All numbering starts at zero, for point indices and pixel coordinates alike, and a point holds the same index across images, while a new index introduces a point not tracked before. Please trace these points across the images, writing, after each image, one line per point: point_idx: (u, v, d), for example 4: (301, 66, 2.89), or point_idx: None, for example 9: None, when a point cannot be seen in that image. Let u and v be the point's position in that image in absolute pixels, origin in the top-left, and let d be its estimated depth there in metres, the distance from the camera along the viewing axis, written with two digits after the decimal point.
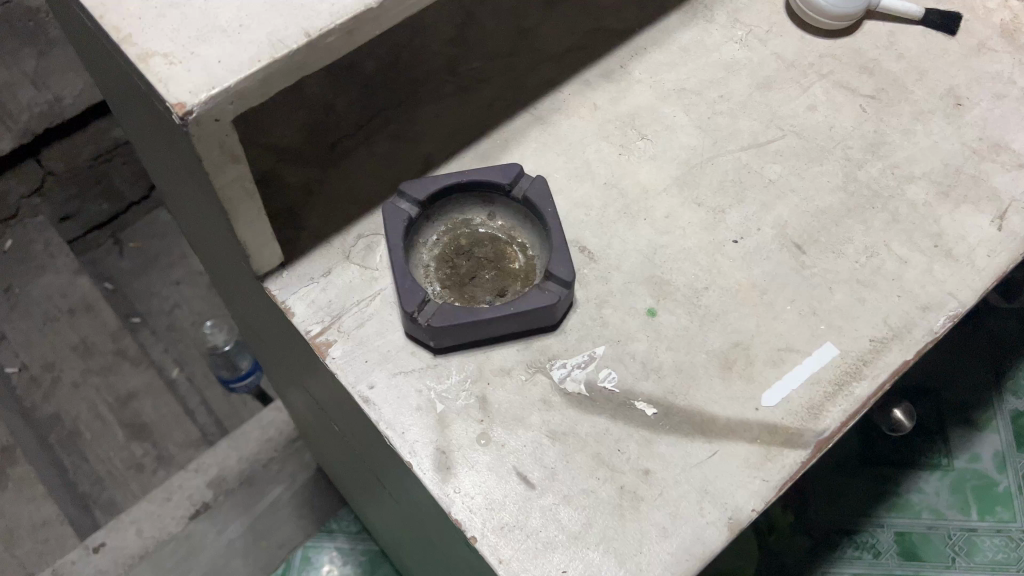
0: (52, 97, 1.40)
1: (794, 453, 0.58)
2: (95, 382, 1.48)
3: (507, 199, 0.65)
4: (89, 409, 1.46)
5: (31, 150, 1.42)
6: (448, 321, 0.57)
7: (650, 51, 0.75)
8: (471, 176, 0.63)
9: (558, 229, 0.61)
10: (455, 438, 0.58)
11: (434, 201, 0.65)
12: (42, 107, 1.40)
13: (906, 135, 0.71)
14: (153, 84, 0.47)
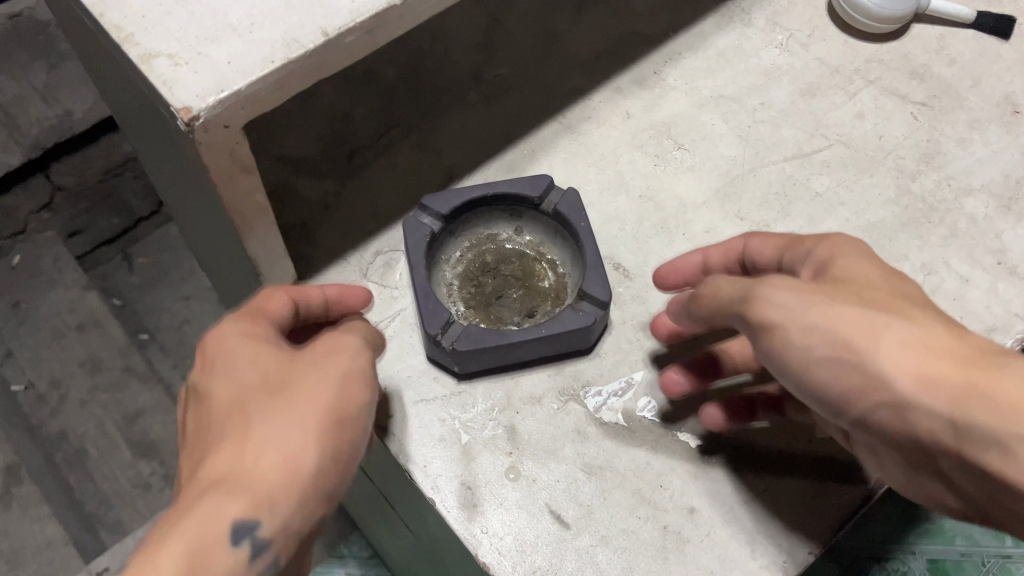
0: (62, 110, 1.12)
1: (853, 490, 0.53)
2: (102, 399, 1.12)
3: (536, 212, 0.61)
4: (96, 426, 1.10)
5: (37, 164, 1.15)
6: (475, 346, 0.52)
7: (685, 56, 0.71)
8: (497, 188, 0.58)
9: (592, 249, 0.56)
10: (482, 472, 0.53)
11: (458, 216, 0.60)
12: (51, 121, 1.12)
13: (962, 145, 0.66)
14: (156, 87, 0.43)
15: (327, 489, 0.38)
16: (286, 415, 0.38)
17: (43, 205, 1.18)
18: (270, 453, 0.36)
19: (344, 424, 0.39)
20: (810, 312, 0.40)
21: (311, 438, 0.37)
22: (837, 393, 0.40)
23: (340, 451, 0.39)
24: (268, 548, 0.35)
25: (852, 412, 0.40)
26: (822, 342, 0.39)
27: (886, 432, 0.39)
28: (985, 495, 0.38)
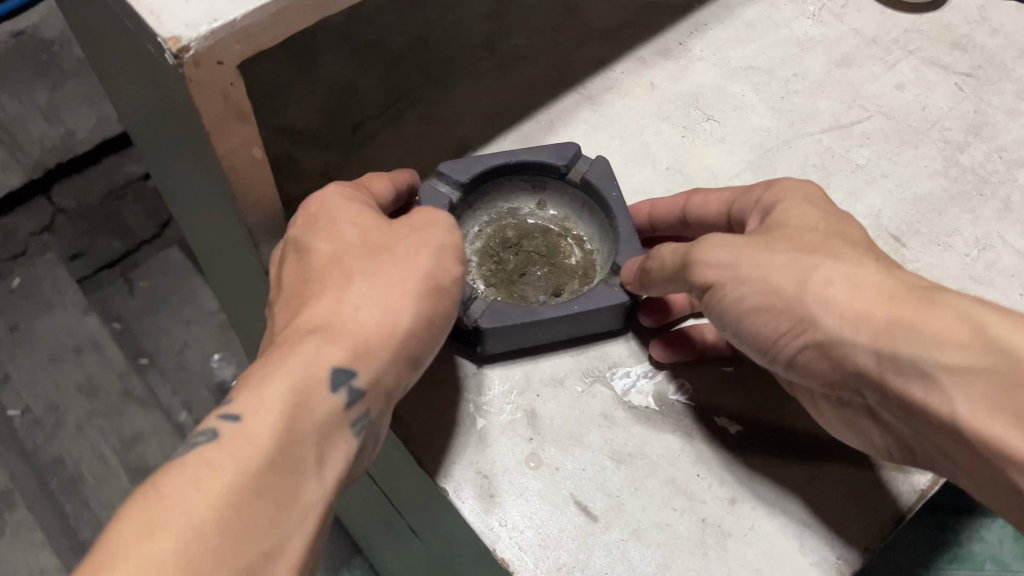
0: (65, 131, 1.08)
1: (911, 478, 0.48)
2: (100, 424, 1.04)
3: (562, 183, 0.56)
4: (92, 451, 1.02)
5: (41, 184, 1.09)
6: (503, 322, 0.48)
7: (711, 26, 0.67)
8: (521, 155, 0.54)
9: (626, 222, 0.51)
10: (499, 460, 0.48)
11: (477, 186, 0.55)
12: (54, 142, 1.07)
13: (1012, 115, 0.62)
14: (142, 17, 0.38)
15: (423, 350, 0.41)
16: (386, 280, 0.40)
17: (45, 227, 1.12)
18: (366, 306, 0.39)
19: (443, 291, 0.42)
20: (744, 260, 0.42)
21: (409, 300, 0.40)
22: (772, 334, 0.42)
23: (437, 316, 0.41)
24: (370, 396, 0.39)
25: (785, 355, 0.42)
26: (755, 287, 0.42)
27: (816, 371, 0.41)
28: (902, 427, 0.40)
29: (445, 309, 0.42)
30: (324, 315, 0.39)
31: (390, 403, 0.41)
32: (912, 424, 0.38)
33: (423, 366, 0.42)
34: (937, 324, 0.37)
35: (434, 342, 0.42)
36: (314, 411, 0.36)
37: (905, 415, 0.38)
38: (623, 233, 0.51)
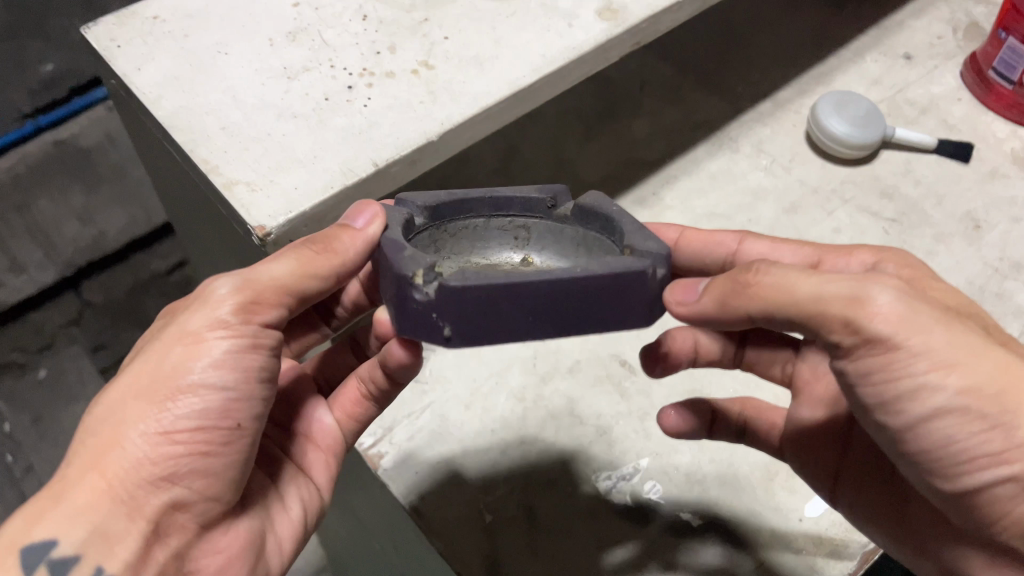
0: (98, 232, 1.05)
1: (841, 565, 0.58)
2: None
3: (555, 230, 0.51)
4: None
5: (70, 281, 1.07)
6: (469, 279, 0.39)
7: (680, 178, 0.80)
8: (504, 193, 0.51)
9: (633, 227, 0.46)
10: (504, 549, 0.58)
11: (449, 223, 0.51)
12: (87, 242, 1.05)
13: (930, 255, 0.74)
14: (236, 208, 0.52)
15: (177, 460, 0.42)
16: (120, 407, 0.42)
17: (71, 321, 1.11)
18: (94, 436, 0.41)
19: (183, 396, 0.42)
20: (934, 343, 0.38)
21: (138, 419, 0.41)
22: (974, 449, 0.38)
23: (179, 425, 0.42)
24: (110, 549, 0.40)
25: (966, 473, 0.39)
26: (966, 390, 0.38)
27: (993, 500, 0.40)
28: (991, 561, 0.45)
29: (191, 409, 0.42)
30: (58, 475, 0.41)
31: (160, 526, 0.42)
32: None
33: (190, 477, 0.42)
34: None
35: (199, 453, 0.42)
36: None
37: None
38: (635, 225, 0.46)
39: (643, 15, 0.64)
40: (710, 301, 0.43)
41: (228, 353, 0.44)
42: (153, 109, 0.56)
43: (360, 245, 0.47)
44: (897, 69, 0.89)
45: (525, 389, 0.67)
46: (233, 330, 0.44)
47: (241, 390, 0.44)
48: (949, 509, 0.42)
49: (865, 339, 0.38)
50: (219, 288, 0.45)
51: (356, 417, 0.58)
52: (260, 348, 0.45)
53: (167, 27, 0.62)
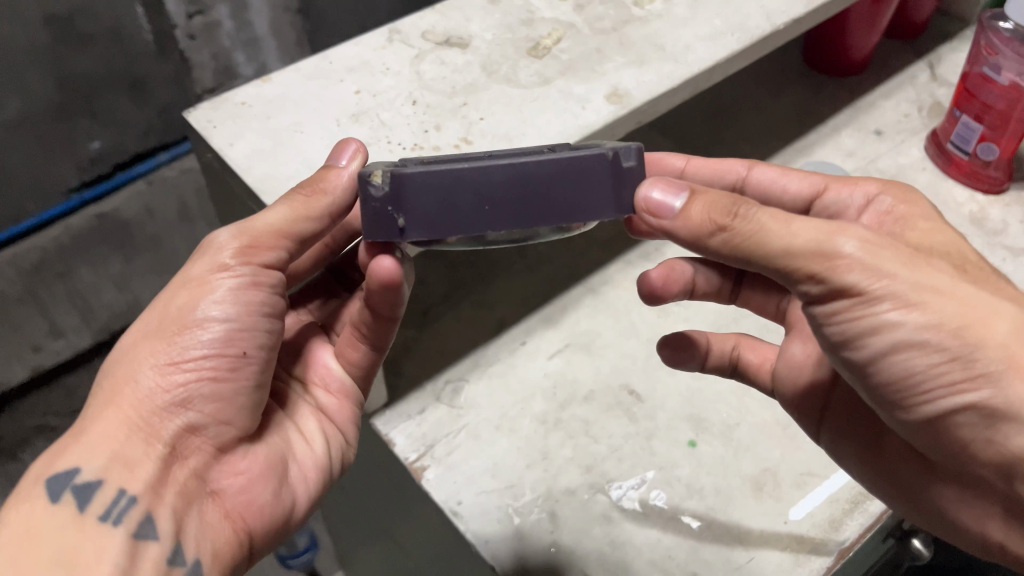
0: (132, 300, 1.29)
1: (820, 559, 0.67)
2: None
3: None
4: None
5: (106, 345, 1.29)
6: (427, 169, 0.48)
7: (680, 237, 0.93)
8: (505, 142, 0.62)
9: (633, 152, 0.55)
10: (532, 544, 0.68)
11: None
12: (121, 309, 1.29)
13: None
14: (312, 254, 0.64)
15: (187, 386, 0.53)
16: (137, 346, 0.53)
17: None
18: (114, 373, 0.53)
19: (190, 331, 0.53)
20: (898, 284, 0.46)
21: (151, 355, 0.52)
22: (935, 378, 0.47)
23: (188, 355, 0.53)
24: (129, 470, 0.50)
25: (929, 402, 0.49)
26: (924, 327, 0.46)
27: (953, 425, 0.49)
28: (964, 491, 0.55)
29: (197, 340, 0.53)
30: (89, 406, 0.52)
31: (178, 447, 0.52)
32: (999, 487, 0.51)
33: (202, 403, 0.53)
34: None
35: (205, 379, 0.53)
36: (62, 513, 0.48)
37: (1001, 486, 0.51)
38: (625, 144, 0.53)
39: (644, 100, 0.77)
40: (687, 223, 0.49)
41: (228, 292, 0.55)
42: (244, 176, 0.69)
43: (348, 182, 0.59)
44: (869, 143, 1.02)
45: (547, 413, 0.78)
46: (232, 271, 0.55)
47: (241, 323, 0.55)
48: (919, 437, 0.52)
49: (833, 286, 0.46)
50: (221, 239, 0.56)
51: (355, 361, 0.66)
52: (258, 285, 0.56)
53: (253, 111, 0.75)
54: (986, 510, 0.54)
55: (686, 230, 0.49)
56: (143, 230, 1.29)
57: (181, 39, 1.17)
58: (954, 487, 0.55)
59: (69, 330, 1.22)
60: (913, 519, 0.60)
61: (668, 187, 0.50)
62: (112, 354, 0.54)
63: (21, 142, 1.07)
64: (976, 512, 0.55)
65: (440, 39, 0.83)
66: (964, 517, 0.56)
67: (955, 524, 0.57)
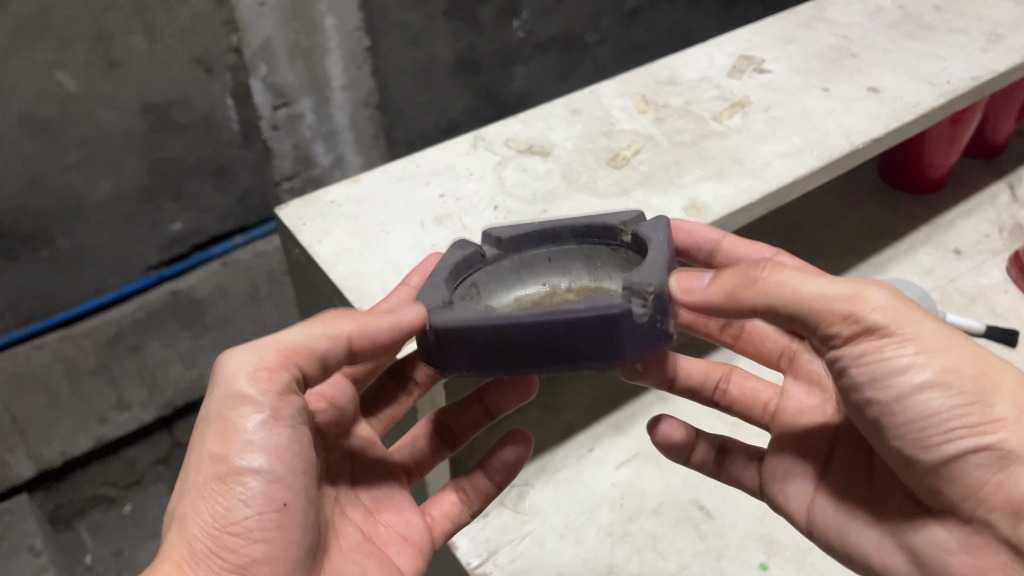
0: (196, 375, 1.35)
1: None
2: None
3: (489, 266, 0.66)
4: None
5: (165, 421, 1.40)
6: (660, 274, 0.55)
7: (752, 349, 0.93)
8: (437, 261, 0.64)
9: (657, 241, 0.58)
10: None
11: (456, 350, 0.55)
12: (184, 384, 1.35)
13: None
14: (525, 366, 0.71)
15: (240, 548, 0.49)
16: (182, 508, 0.49)
17: (160, 458, 1.42)
18: (169, 535, 0.49)
19: (228, 486, 0.49)
20: (923, 332, 0.48)
21: (194, 515, 0.48)
22: (951, 420, 0.47)
23: (233, 513, 0.49)
24: None
25: (946, 442, 0.47)
26: (944, 369, 0.47)
27: (964, 469, 0.47)
28: (966, 535, 0.49)
29: (238, 497, 0.49)
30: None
31: None
32: (1005, 533, 0.47)
33: (258, 563, 0.49)
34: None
35: (255, 538, 0.49)
36: None
37: (1004, 533, 0.47)
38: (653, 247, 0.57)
39: (723, 214, 0.77)
40: (716, 292, 0.52)
41: (259, 435, 0.50)
42: (330, 272, 0.72)
43: (392, 325, 0.55)
44: (948, 262, 1.01)
45: (614, 525, 0.76)
46: (255, 405, 0.50)
47: (275, 468, 0.50)
48: (928, 485, 0.50)
49: (862, 325, 0.48)
50: (235, 365, 0.51)
51: (450, 517, 0.66)
52: (287, 421, 0.51)
53: (342, 210, 0.78)
54: (993, 559, 0.48)
55: (709, 304, 0.53)
56: (212, 309, 1.31)
57: (265, 130, 1.19)
58: (953, 528, 0.50)
59: (134, 404, 1.31)
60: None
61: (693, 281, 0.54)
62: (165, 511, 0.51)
63: (109, 221, 1.13)
64: (977, 564, 0.49)
65: (523, 147, 0.86)
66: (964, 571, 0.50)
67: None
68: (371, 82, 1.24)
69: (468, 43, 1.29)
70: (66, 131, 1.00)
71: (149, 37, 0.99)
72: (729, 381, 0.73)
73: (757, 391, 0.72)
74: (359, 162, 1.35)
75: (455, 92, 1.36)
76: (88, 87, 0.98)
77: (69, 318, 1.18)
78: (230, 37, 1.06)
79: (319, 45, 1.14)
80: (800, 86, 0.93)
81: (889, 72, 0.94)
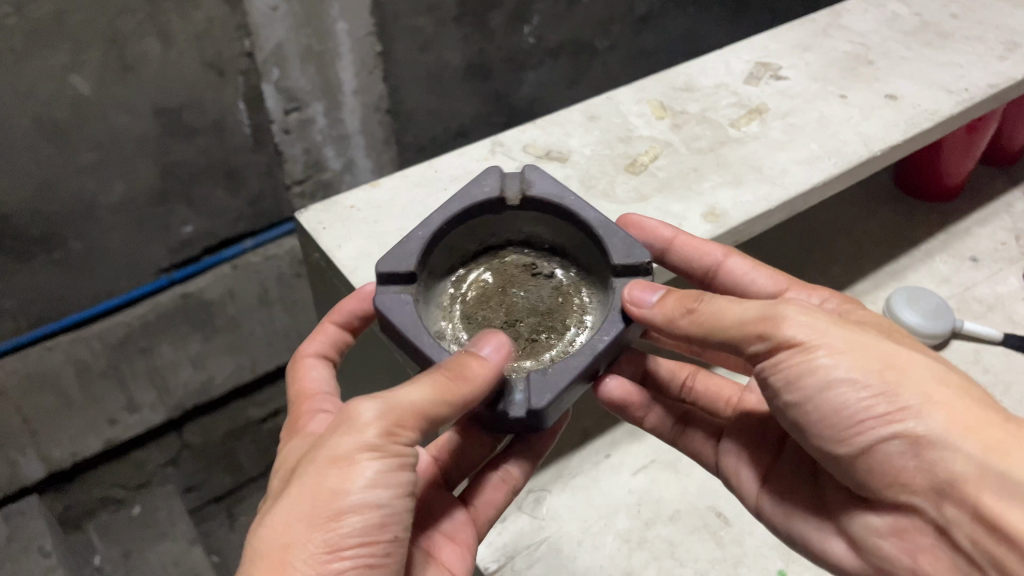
0: (206, 377, 1.36)
1: None
2: None
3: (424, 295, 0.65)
4: None
5: (176, 422, 1.40)
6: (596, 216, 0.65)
7: None
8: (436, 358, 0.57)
9: (595, 210, 0.65)
10: None
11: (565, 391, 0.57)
12: (195, 386, 1.35)
13: None
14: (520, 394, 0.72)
15: (346, 571, 0.49)
16: (288, 531, 0.49)
17: (170, 460, 1.43)
18: (269, 553, 0.48)
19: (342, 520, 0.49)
20: (832, 336, 0.53)
21: (307, 541, 0.48)
22: (864, 415, 0.51)
23: (346, 537, 0.49)
24: None
25: (861, 434, 0.52)
26: (854, 366, 0.51)
27: (883, 457, 0.51)
28: (895, 521, 0.53)
29: (347, 532, 0.49)
30: None
31: None
32: (928, 514, 0.50)
33: None
34: (1008, 448, 0.48)
35: (362, 565, 0.50)
36: None
37: (927, 514, 0.51)
38: (600, 223, 0.64)
39: (742, 221, 0.77)
40: (663, 311, 0.57)
41: (380, 479, 0.50)
42: (351, 277, 0.72)
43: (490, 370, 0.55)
44: (965, 270, 1.01)
45: (631, 532, 0.77)
46: (378, 451, 0.51)
47: (393, 505, 0.51)
48: (852, 477, 0.54)
49: (775, 338, 0.53)
50: (363, 411, 0.51)
51: (494, 505, 0.66)
52: (409, 463, 0.52)
53: (362, 214, 0.78)
54: (922, 541, 0.52)
55: (662, 318, 0.58)
56: (223, 312, 1.31)
57: (277, 134, 1.20)
58: (883, 514, 0.54)
59: (145, 407, 1.31)
60: (847, 568, 0.58)
61: (642, 287, 0.59)
62: (257, 530, 0.50)
63: (122, 223, 1.13)
64: (908, 544, 0.52)
65: (540, 152, 0.86)
66: (893, 553, 0.53)
67: (885, 566, 0.54)
68: (383, 86, 1.25)
69: (479, 49, 1.30)
70: (80, 135, 1.01)
71: (164, 41, 1.00)
72: (695, 380, 0.75)
73: (720, 385, 0.75)
74: (369, 165, 1.35)
75: (466, 97, 1.36)
76: (103, 91, 0.99)
77: (82, 321, 1.18)
78: (243, 42, 1.06)
79: (331, 49, 1.14)
80: (816, 93, 0.93)
81: (907, 80, 0.94)
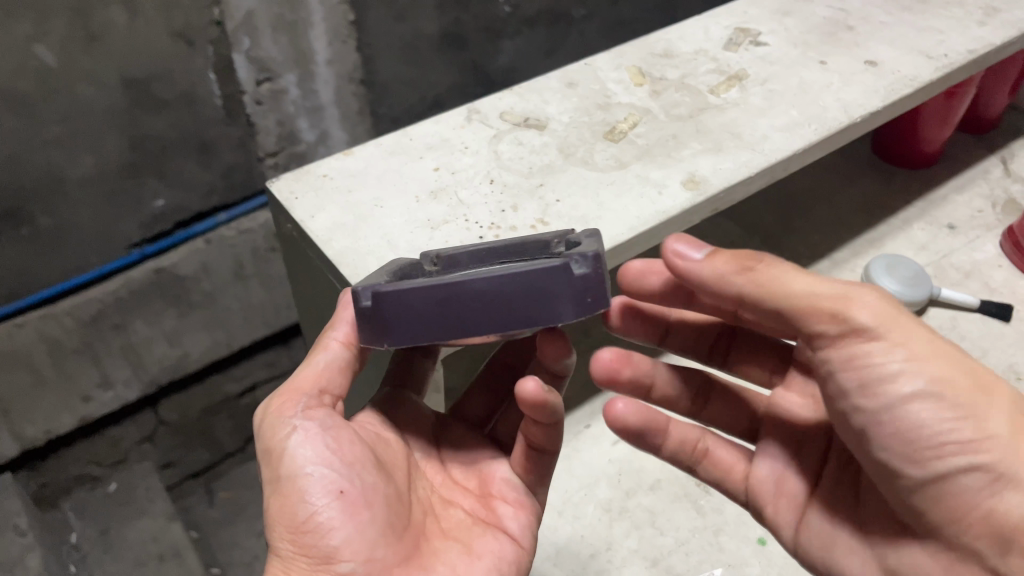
0: (182, 353, 1.34)
1: None
2: None
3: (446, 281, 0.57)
4: None
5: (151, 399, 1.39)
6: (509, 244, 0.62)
7: None
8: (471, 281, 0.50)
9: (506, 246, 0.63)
10: None
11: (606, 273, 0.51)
12: (171, 362, 1.33)
13: None
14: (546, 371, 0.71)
15: (318, 543, 0.53)
16: (272, 533, 0.54)
17: (146, 437, 1.41)
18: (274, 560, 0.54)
19: (290, 492, 0.54)
20: (912, 344, 0.51)
21: (278, 538, 0.54)
22: (946, 438, 0.50)
23: (301, 512, 0.53)
24: None
25: (934, 455, 0.50)
26: (936, 382, 0.50)
27: (953, 487, 0.51)
28: (941, 555, 0.53)
29: (303, 500, 0.53)
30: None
31: None
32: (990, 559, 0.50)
33: (344, 550, 0.53)
34: None
35: (331, 526, 0.53)
36: None
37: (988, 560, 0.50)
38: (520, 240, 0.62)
39: (722, 188, 0.77)
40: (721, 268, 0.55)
41: (298, 444, 0.54)
42: (325, 248, 0.70)
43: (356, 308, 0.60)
44: (941, 238, 1.01)
45: (612, 501, 0.76)
46: (292, 426, 0.55)
47: (331, 463, 0.54)
48: (906, 498, 0.53)
49: (842, 334, 0.52)
50: (268, 415, 0.57)
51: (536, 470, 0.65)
52: (321, 424, 0.55)
53: (335, 183, 0.77)
54: None
55: (721, 272, 0.55)
56: (197, 287, 1.29)
57: (249, 105, 1.17)
58: (930, 547, 0.53)
59: (119, 383, 1.29)
60: None
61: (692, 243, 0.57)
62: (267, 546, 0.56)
63: (91, 198, 1.10)
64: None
65: (518, 120, 0.85)
66: None
67: None
68: (357, 55, 1.22)
69: (454, 17, 1.27)
70: (46, 105, 0.98)
71: (130, 9, 0.97)
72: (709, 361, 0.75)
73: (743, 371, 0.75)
74: (344, 137, 1.33)
75: (442, 68, 1.34)
76: (68, 61, 0.96)
77: (49, 298, 1.15)
78: (212, 10, 1.04)
79: (303, 18, 1.12)
80: (796, 59, 0.92)
81: (886, 46, 0.94)
